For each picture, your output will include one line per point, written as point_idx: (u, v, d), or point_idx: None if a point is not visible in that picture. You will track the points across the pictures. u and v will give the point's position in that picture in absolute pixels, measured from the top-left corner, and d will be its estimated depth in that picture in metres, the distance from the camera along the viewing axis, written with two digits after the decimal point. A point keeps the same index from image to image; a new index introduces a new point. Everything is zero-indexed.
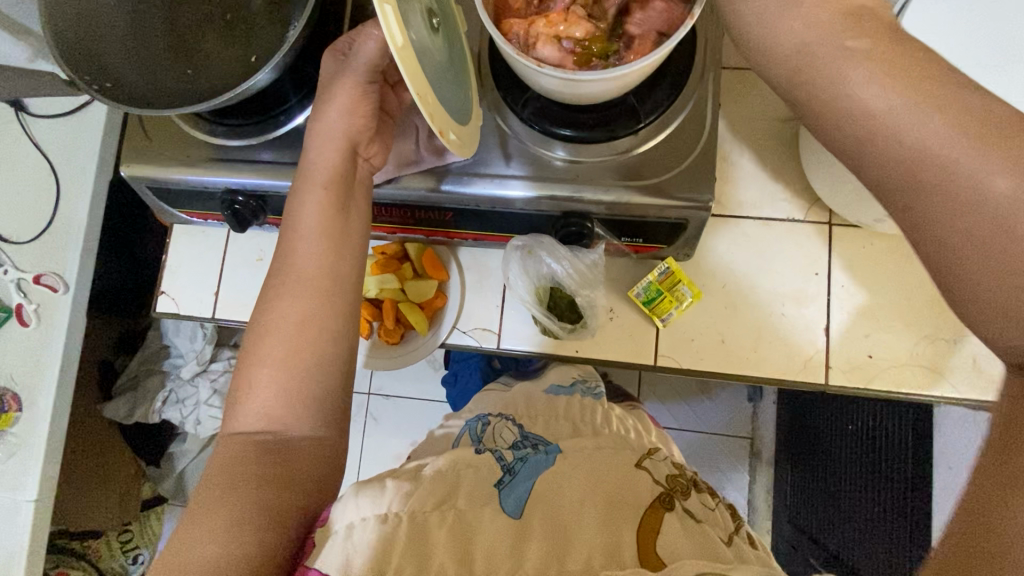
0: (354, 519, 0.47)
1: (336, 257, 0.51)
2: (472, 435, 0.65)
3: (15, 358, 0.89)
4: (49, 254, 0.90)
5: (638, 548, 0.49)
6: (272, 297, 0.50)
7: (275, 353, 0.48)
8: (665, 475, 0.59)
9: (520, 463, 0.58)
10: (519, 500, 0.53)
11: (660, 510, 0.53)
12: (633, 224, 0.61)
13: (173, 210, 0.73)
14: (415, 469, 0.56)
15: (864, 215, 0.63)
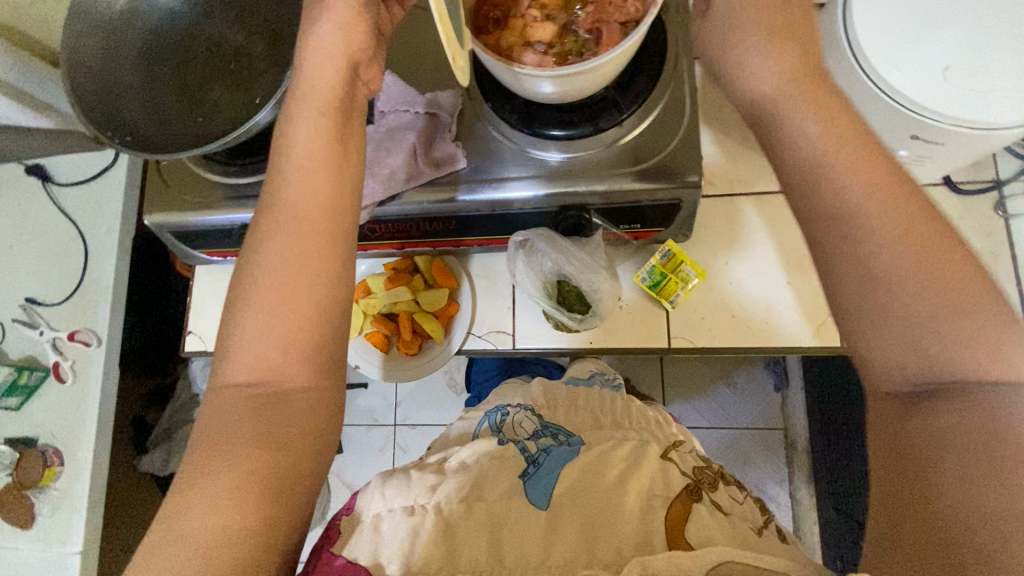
0: (382, 508, 0.52)
1: (334, 201, 0.46)
2: (492, 426, 0.68)
3: (56, 414, 0.94)
4: (81, 312, 0.95)
5: (667, 523, 0.50)
6: (256, 253, 0.45)
7: (269, 319, 0.43)
8: (691, 467, 0.60)
9: (543, 453, 0.59)
10: (547, 491, 0.54)
11: (688, 501, 0.53)
12: (628, 210, 0.63)
13: (194, 252, 0.78)
14: (440, 465, 0.59)
15: None
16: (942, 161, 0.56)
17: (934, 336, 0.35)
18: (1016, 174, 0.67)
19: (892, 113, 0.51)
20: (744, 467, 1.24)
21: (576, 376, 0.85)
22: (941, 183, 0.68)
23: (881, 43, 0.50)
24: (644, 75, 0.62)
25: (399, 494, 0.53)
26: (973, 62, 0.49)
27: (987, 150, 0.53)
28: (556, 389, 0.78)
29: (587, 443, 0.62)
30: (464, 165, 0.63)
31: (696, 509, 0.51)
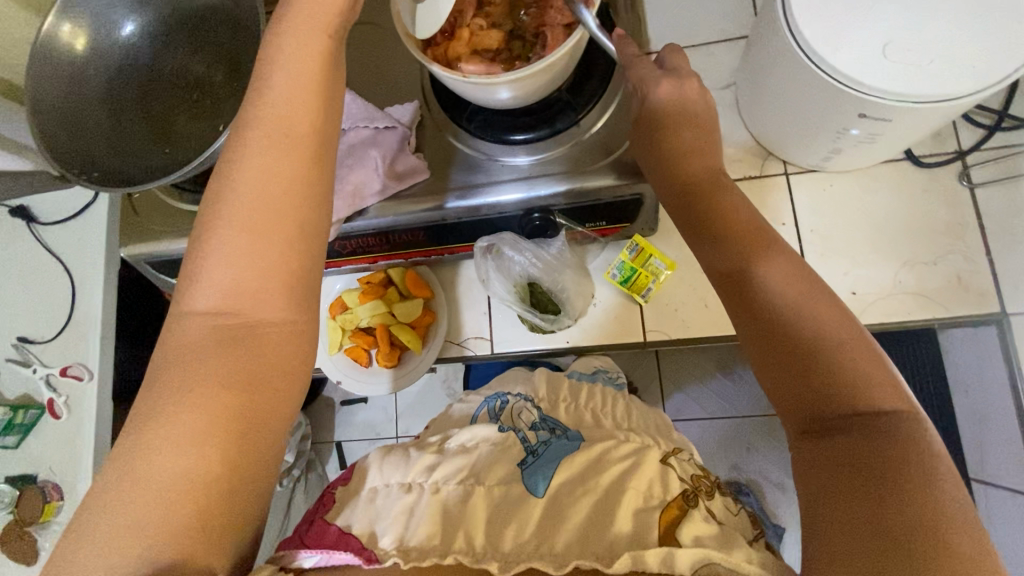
0: (377, 484, 0.54)
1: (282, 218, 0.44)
2: (490, 413, 0.69)
3: (53, 450, 0.95)
4: (72, 347, 0.95)
5: (660, 525, 0.46)
6: (201, 268, 0.43)
7: (219, 331, 0.42)
8: (690, 474, 0.54)
9: (543, 445, 0.59)
10: (546, 479, 0.53)
11: (680, 507, 0.48)
12: (592, 208, 0.64)
13: (172, 281, 0.79)
14: (439, 449, 0.60)
15: (812, 155, 0.66)
16: (896, 136, 0.56)
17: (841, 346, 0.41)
18: (976, 144, 0.68)
19: (839, 92, 0.51)
20: (747, 456, 1.24)
21: (579, 371, 0.84)
22: (902, 158, 0.68)
23: (819, 24, 0.51)
24: (597, 75, 0.63)
25: (396, 471, 0.55)
26: (910, 35, 0.49)
27: (938, 122, 0.53)
28: (553, 380, 0.77)
29: (586, 438, 0.60)
30: (425, 177, 0.63)
31: (692, 514, 0.47)
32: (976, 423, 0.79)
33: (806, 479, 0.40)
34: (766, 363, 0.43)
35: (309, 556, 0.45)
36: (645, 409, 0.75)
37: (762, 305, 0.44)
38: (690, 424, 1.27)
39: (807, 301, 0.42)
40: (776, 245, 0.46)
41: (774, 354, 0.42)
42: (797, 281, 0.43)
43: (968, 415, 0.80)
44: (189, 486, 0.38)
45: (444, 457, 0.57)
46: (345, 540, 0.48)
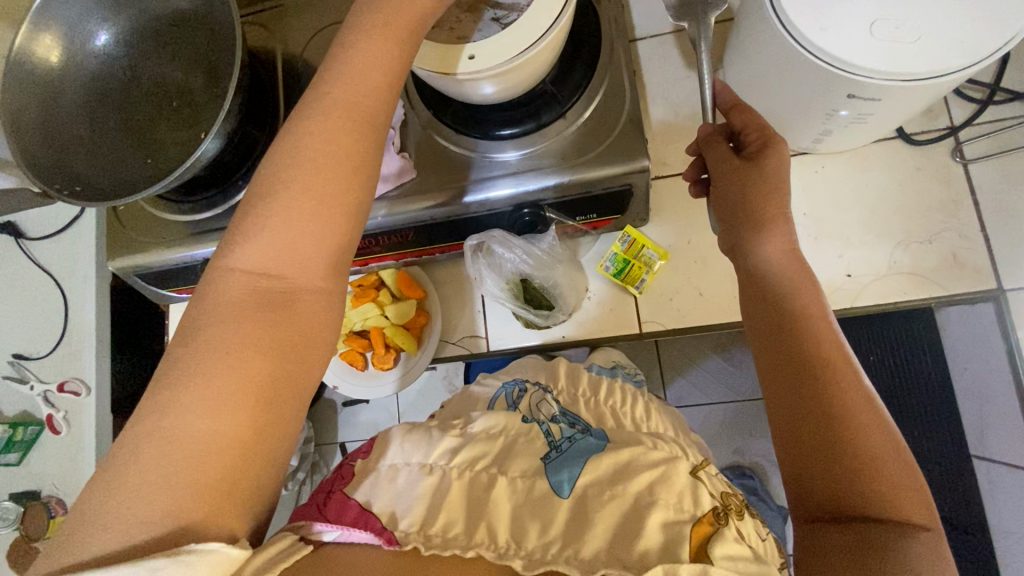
0: (400, 463, 0.51)
1: (335, 213, 0.42)
2: (507, 400, 0.65)
3: (55, 465, 0.95)
4: (68, 362, 0.95)
5: (688, 542, 0.42)
6: (241, 242, 0.41)
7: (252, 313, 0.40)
8: (720, 490, 0.50)
9: (567, 441, 0.53)
10: (571, 479, 0.49)
11: (711, 525, 0.44)
12: (584, 201, 0.63)
13: (164, 291, 0.78)
14: (463, 432, 0.55)
15: (804, 137, 0.65)
16: (886, 115, 0.55)
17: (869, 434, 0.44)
18: (969, 119, 0.67)
19: (830, 74, 0.50)
20: (750, 438, 1.24)
21: (599, 366, 0.82)
22: (895, 136, 0.67)
23: (804, 4, 0.50)
24: (582, 63, 0.62)
25: (417, 451, 0.52)
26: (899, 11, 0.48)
27: (929, 99, 0.52)
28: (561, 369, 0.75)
29: (612, 438, 0.55)
30: (413, 178, 0.63)
31: (723, 532, 0.43)
32: (978, 400, 0.79)
33: (806, 550, 0.43)
34: (801, 440, 0.45)
35: (330, 529, 0.44)
36: (666, 412, 0.71)
37: (814, 388, 0.46)
38: (691, 409, 1.27)
39: (849, 382, 0.46)
40: (824, 325, 0.48)
41: (812, 434, 0.45)
42: (848, 376, 0.46)
43: (971, 392, 0.80)
44: (205, 489, 0.35)
45: (475, 448, 0.52)
46: (365, 518, 0.45)
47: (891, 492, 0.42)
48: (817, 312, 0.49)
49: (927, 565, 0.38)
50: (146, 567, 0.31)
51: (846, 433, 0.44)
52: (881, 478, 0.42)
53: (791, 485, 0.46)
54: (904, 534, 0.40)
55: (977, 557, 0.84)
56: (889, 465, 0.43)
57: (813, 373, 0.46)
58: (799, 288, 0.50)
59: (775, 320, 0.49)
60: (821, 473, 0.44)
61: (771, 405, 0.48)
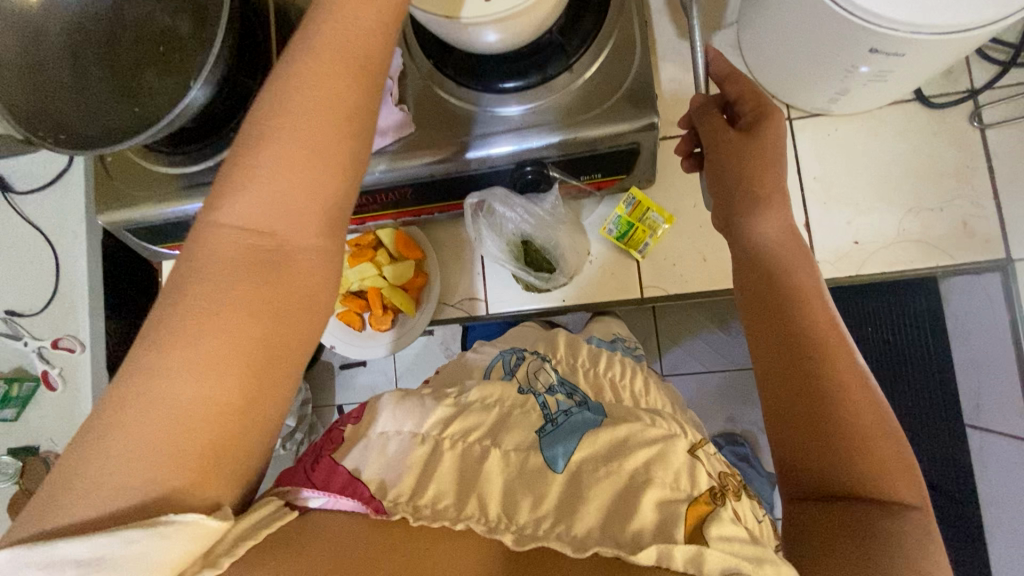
0: (387, 432, 0.50)
1: (326, 163, 0.40)
2: (505, 367, 0.65)
3: (54, 421, 0.95)
4: (62, 319, 0.93)
5: (685, 518, 0.42)
6: (238, 193, 0.39)
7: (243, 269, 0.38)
8: (717, 470, 0.50)
9: (563, 415, 0.52)
10: (567, 456, 0.48)
11: (708, 504, 0.43)
12: (588, 159, 0.61)
13: (155, 247, 0.77)
14: (453, 399, 0.55)
15: (819, 98, 0.63)
16: (907, 74, 0.53)
17: (864, 419, 0.43)
18: (990, 82, 0.64)
19: (849, 26, 0.48)
20: (743, 407, 1.25)
21: (599, 338, 0.82)
22: (912, 98, 0.65)
23: None
24: (590, 12, 0.59)
25: (409, 419, 0.51)
26: None
27: (952, 56, 0.50)
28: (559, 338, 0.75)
29: (609, 413, 0.54)
30: (412, 131, 0.61)
31: (720, 513, 0.43)
32: (977, 372, 0.78)
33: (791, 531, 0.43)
34: (790, 424, 0.45)
35: (317, 495, 0.43)
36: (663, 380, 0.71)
37: (804, 372, 0.45)
38: (687, 377, 1.28)
39: (846, 366, 0.45)
40: (824, 307, 0.47)
41: (800, 418, 0.44)
42: (846, 360, 0.45)
43: (971, 363, 0.79)
44: (188, 461, 0.34)
45: (460, 412, 0.53)
46: (353, 486, 0.45)
47: (881, 477, 0.42)
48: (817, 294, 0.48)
49: (910, 546, 0.38)
50: (121, 538, 0.32)
51: (834, 418, 0.43)
52: (873, 463, 0.42)
53: (779, 466, 0.46)
54: (888, 516, 0.40)
55: (963, 525, 0.85)
56: (882, 451, 0.43)
57: (802, 357, 0.45)
58: (802, 269, 0.49)
59: (765, 302, 0.49)
60: (808, 456, 0.44)
61: (762, 389, 0.48)
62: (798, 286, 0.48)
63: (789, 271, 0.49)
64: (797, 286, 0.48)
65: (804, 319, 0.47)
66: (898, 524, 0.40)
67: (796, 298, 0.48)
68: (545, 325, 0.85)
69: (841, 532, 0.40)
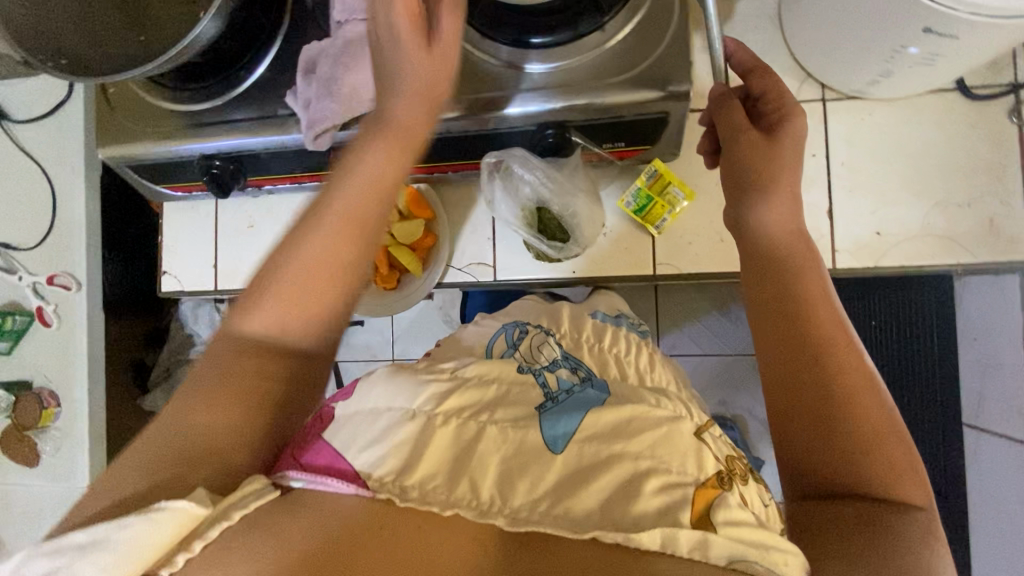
0: (378, 404, 0.44)
1: (345, 282, 0.46)
2: (507, 341, 0.62)
3: (48, 356, 0.94)
4: (58, 255, 0.92)
5: (691, 507, 0.40)
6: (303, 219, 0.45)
7: (249, 349, 0.43)
8: (723, 454, 0.48)
9: (565, 394, 0.49)
10: (564, 436, 0.44)
11: (716, 488, 0.42)
12: (613, 126, 0.59)
13: (156, 186, 0.74)
14: (451, 372, 0.49)
15: (859, 79, 0.60)
16: (958, 58, 0.50)
17: (872, 418, 0.43)
18: None
19: (907, 0, 0.45)
20: (737, 392, 1.26)
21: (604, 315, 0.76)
22: (953, 87, 0.62)
23: None
24: None
25: (400, 394, 0.45)
26: None
27: (1011, 42, 0.47)
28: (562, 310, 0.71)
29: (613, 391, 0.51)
30: None
31: (727, 499, 0.41)
32: (980, 373, 0.78)
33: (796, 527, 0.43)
34: (795, 421, 0.45)
35: (298, 478, 0.39)
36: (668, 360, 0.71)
37: (813, 373, 0.45)
38: (684, 359, 1.27)
39: (854, 366, 0.45)
40: (832, 306, 0.47)
41: (810, 418, 0.44)
42: (854, 359, 0.45)
43: (975, 363, 0.79)
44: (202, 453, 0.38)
45: (464, 385, 0.47)
46: (336, 463, 0.40)
47: (890, 476, 0.42)
48: (826, 294, 0.48)
49: (919, 543, 0.39)
50: (118, 523, 0.33)
51: (845, 419, 0.43)
52: (882, 462, 0.42)
53: (784, 465, 0.46)
54: (899, 512, 0.40)
55: None
56: (890, 448, 0.43)
57: (812, 359, 0.45)
58: (811, 268, 0.49)
59: (771, 304, 0.48)
60: (817, 456, 0.43)
61: (767, 389, 0.47)
62: (807, 284, 0.48)
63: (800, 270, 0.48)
64: (806, 285, 0.48)
65: (813, 319, 0.47)
66: (906, 522, 0.40)
67: (805, 296, 0.47)
68: (551, 299, 0.81)
69: (849, 529, 0.40)
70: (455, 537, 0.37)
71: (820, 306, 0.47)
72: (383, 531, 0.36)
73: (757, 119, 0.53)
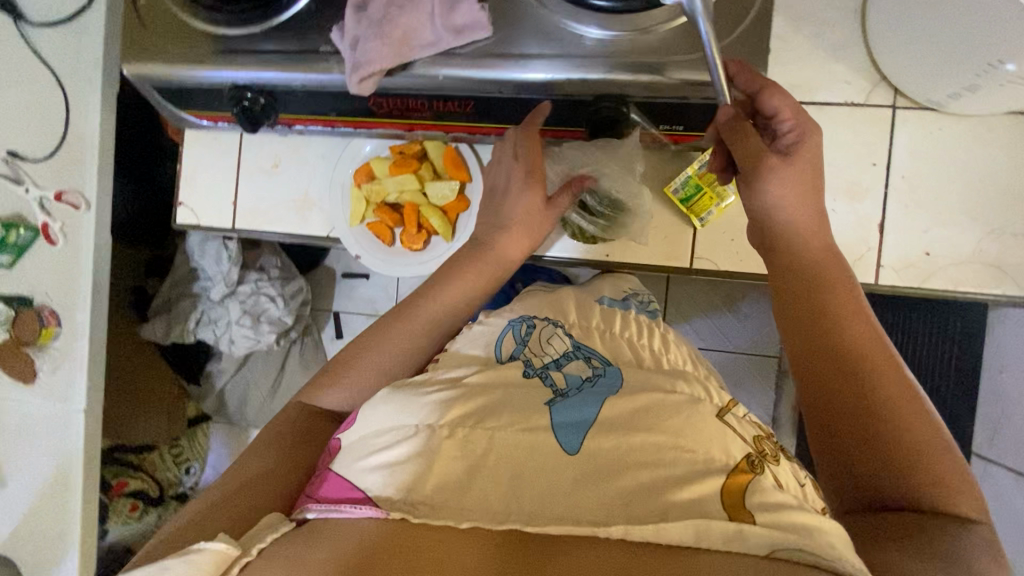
0: (381, 426, 0.45)
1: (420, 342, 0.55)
2: (517, 337, 0.53)
3: (51, 274, 0.87)
4: (67, 170, 0.86)
5: (722, 494, 0.38)
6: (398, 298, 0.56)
7: (316, 417, 0.56)
8: (750, 433, 0.46)
9: (575, 389, 0.46)
10: (577, 432, 0.42)
11: (747, 474, 0.40)
12: (673, 108, 0.56)
13: (181, 112, 0.70)
14: (454, 380, 0.48)
15: (938, 91, 0.57)
16: None
17: (921, 427, 0.42)
18: None
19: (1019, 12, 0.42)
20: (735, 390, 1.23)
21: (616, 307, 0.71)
22: None
23: None
24: None
25: (404, 412, 0.45)
26: None
27: None
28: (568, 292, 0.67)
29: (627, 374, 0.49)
30: (488, 36, 0.53)
31: (760, 483, 0.39)
32: (996, 405, 0.78)
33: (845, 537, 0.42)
34: (836, 431, 0.44)
35: (311, 509, 0.42)
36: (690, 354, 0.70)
37: (856, 390, 0.44)
38: None
39: (897, 376, 0.44)
40: (868, 319, 0.48)
41: (855, 432, 0.43)
42: (896, 370, 0.45)
43: (992, 394, 0.79)
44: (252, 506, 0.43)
45: (466, 392, 0.45)
46: (350, 497, 0.41)
47: (942, 485, 0.41)
48: (862, 308, 0.48)
49: (977, 552, 0.38)
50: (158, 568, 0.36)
51: (893, 436, 0.42)
52: (932, 472, 0.41)
53: (832, 484, 0.45)
54: (957, 524, 0.40)
55: None
56: (939, 458, 0.42)
57: (853, 376, 0.44)
58: (845, 282, 0.50)
59: (806, 316, 0.48)
60: (866, 473, 0.42)
61: (807, 406, 0.46)
62: (843, 298, 0.49)
63: (833, 285, 0.49)
64: (841, 298, 0.48)
65: (848, 330, 0.47)
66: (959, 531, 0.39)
67: (839, 309, 0.48)
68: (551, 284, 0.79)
69: (905, 538, 0.39)
70: (474, 548, 0.36)
71: (856, 318, 0.47)
72: (401, 549, 0.36)
73: (771, 136, 0.53)
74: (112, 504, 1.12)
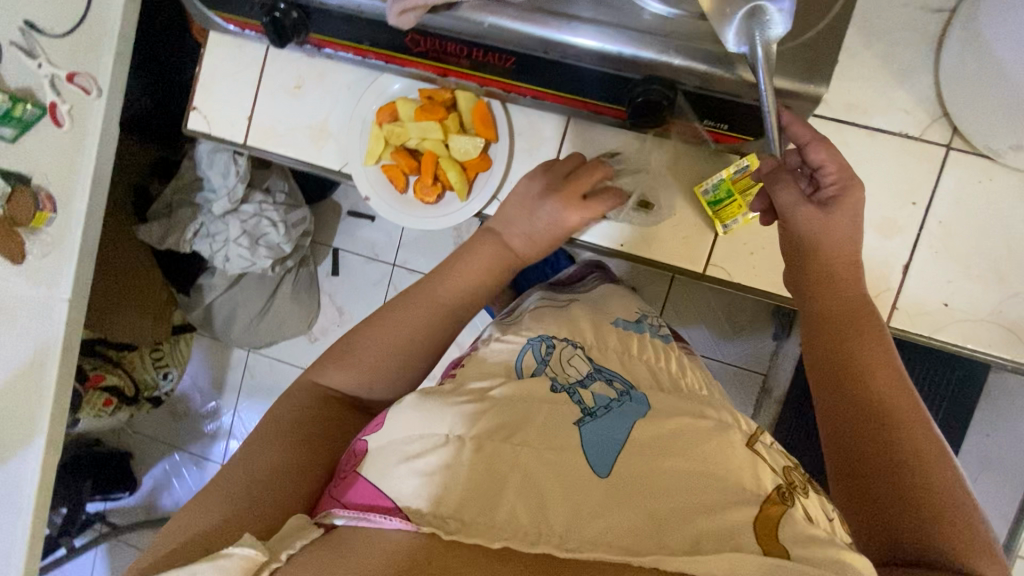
0: (409, 433, 0.45)
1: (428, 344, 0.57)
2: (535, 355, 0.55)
3: (50, 156, 0.81)
4: (84, 51, 0.80)
5: (756, 530, 0.39)
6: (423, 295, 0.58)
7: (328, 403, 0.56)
8: (780, 464, 0.48)
9: (603, 410, 0.48)
10: (608, 459, 0.43)
11: (779, 505, 0.42)
12: (722, 105, 0.53)
13: (207, 15, 0.66)
14: (480, 392, 0.49)
15: (996, 140, 0.54)
16: None
17: (936, 473, 0.44)
18: None
19: None
20: None
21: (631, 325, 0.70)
22: None
23: None
24: None
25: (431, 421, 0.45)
26: None
27: None
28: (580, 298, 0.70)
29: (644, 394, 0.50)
30: None
31: (791, 513, 0.41)
32: None
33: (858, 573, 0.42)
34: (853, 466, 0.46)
35: (340, 515, 0.41)
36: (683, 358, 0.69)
37: (878, 431, 0.46)
38: None
39: (915, 424, 0.46)
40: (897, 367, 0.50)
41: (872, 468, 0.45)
42: (917, 418, 0.47)
43: None
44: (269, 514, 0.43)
45: (492, 409, 0.46)
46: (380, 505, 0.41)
47: (957, 532, 0.41)
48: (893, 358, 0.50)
49: None
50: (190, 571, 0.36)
51: (915, 478, 0.44)
52: (946, 517, 0.42)
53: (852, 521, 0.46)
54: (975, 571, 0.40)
55: None
56: (955, 506, 0.43)
57: (876, 417, 0.47)
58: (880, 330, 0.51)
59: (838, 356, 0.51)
60: (882, 510, 0.44)
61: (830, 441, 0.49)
62: (874, 344, 0.51)
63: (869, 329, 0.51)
64: (873, 343, 0.51)
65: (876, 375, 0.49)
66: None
67: (869, 353, 0.50)
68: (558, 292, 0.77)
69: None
70: (509, 569, 0.36)
71: (886, 365, 0.50)
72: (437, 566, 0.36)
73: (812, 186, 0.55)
74: (87, 395, 1.07)
